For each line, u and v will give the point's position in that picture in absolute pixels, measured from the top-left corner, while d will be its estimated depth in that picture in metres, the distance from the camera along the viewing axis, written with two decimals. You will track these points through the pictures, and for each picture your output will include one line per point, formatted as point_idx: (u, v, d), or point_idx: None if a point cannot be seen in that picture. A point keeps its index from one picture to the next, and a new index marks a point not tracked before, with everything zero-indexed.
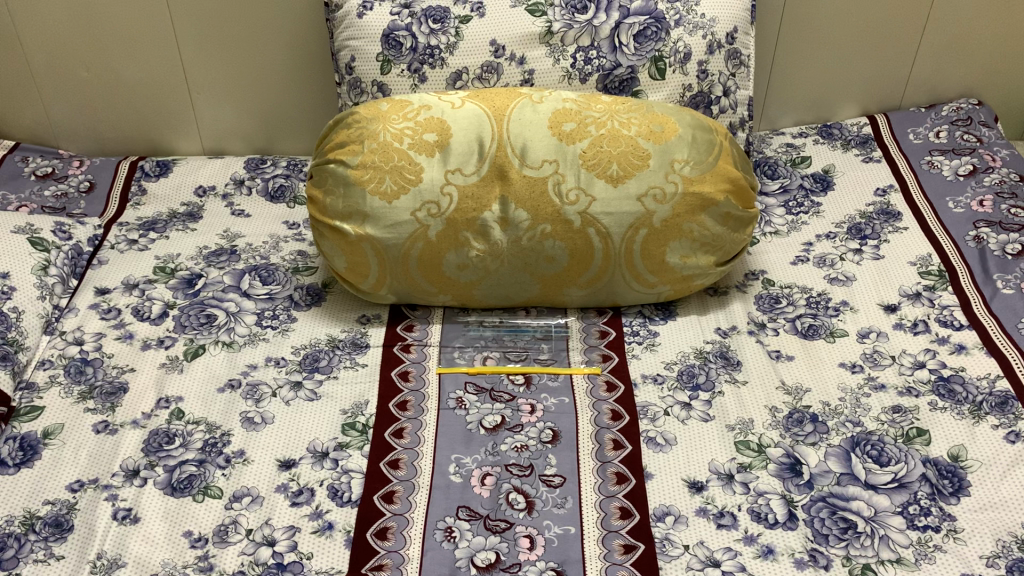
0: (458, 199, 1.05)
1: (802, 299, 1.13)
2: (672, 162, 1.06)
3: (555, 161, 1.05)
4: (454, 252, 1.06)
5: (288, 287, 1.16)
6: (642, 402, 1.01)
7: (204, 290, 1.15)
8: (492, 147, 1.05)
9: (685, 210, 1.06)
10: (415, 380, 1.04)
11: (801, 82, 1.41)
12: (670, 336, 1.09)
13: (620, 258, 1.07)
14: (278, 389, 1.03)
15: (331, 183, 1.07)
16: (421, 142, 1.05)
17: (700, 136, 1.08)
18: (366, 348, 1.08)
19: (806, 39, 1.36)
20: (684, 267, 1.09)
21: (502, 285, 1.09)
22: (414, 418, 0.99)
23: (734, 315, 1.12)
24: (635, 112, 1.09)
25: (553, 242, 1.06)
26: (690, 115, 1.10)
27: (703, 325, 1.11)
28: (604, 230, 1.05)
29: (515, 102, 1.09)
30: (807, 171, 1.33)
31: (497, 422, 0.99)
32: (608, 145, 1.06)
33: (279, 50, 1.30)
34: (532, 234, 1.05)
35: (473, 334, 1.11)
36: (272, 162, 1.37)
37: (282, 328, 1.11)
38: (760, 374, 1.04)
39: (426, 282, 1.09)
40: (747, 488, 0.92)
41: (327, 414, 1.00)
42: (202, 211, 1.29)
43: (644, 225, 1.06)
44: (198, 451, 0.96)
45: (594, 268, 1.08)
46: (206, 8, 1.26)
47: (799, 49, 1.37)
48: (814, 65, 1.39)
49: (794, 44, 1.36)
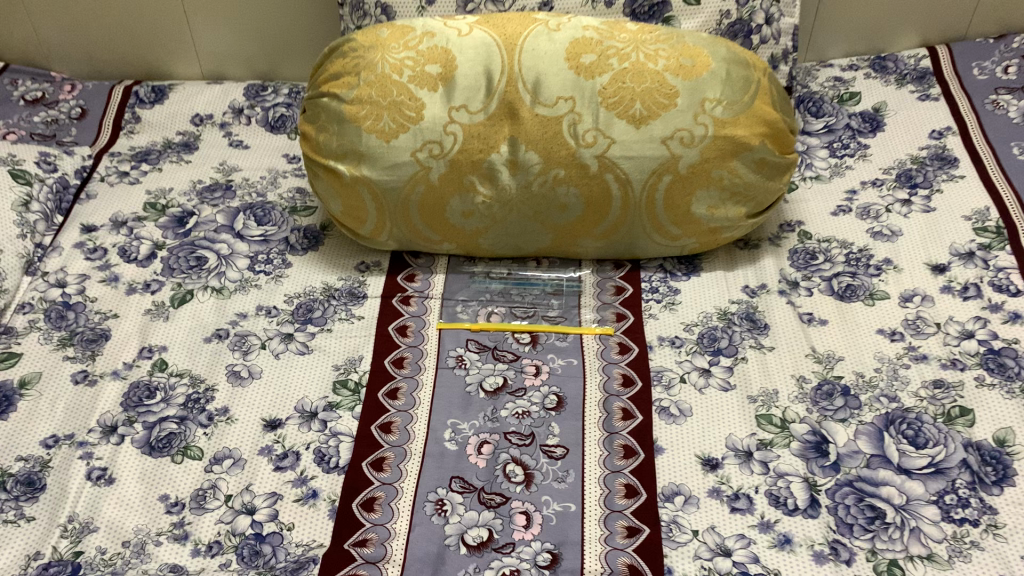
0: (463, 139, 0.96)
1: (840, 256, 1.03)
2: (702, 101, 0.95)
3: (570, 98, 0.95)
4: (458, 198, 0.98)
5: (285, 228, 1.09)
6: (657, 367, 0.93)
7: (195, 230, 1.08)
8: (501, 82, 0.95)
9: (714, 156, 0.96)
10: (413, 335, 0.97)
11: (855, 7, 1.27)
12: (692, 293, 1.00)
13: (640, 206, 0.98)
14: (267, 342, 0.96)
15: (324, 119, 0.97)
16: (422, 75, 0.95)
17: (735, 72, 0.96)
18: (362, 301, 1.01)
19: None
20: (710, 219, 0.99)
21: (511, 233, 1.02)
22: (410, 377, 0.93)
23: (764, 271, 1.02)
24: (663, 43, 0.97)
25: (566, 189, 0.97)
26: (726, 46, 0.98)
27: (729, 282, 1.01)
28: (623, 177, 0.96)
29: (529, 29, 0.98)
30: (856, 109, 1.21)
31: (498, 384, 0.92)
32: (631, 81, 0.95)
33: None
34: (543, 179, 0.97)
35: (479, 288, 1.03)
36: (273, 89, 1.28)
37: (275, 274, 1.03)
38: (789, 339, 0.95)
39: (428, 228, 1.01)
40: (766, 468, 0.84)
41: (317, 371, 0.93)
42: (198, 141, 1.21)
43: (667, 171, 0.96)
44: (179, 407, 0.90)
45: (610, 217, 0.99)
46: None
47: None
48: None
49: None
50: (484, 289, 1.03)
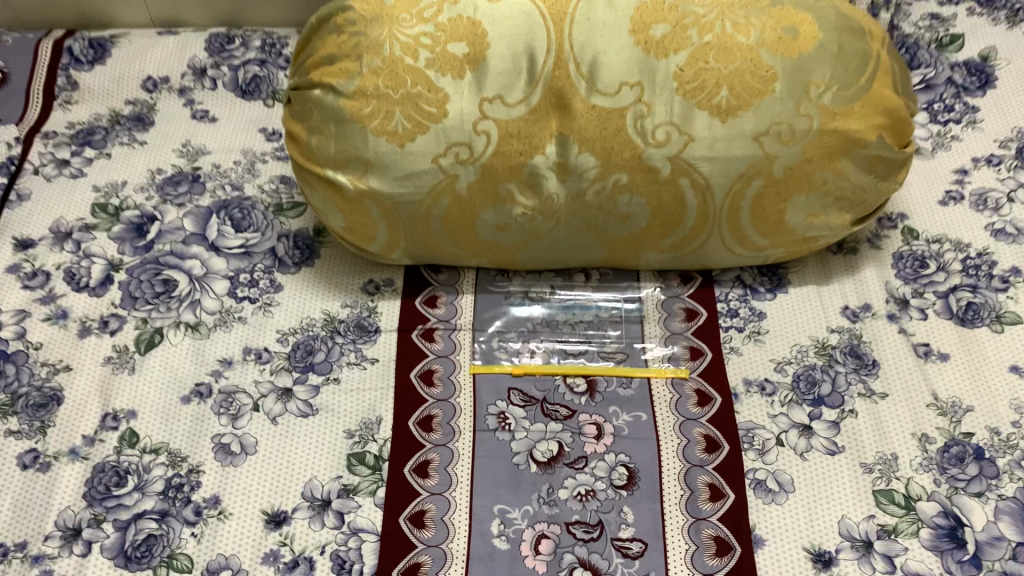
0: (499, 139, 0.74)
1: (955, 263, 0.84)
2: (807, 85, 0.73)
3: (638, 84, 0.73)
4: (491, 210, 0.78)
5: (270, 236, 0.88)
6: (746, 425, 0.76)
7: (159, 242, 0.87)
8: (548, 64, 0.73)
9: (819, 155, 0.75)
10: (442, 385, 0.78)
11: None
12: (780, 319, 0.82)
13: (720, 215, 0.79)
14: (260, 401, 0.77)
15: (317, 116, 0.75)
16: (444, 58, 0.72)
17: (849, 45, 0.74)
18: (374, 338, 0.81)
19: None
20: (806, 228, 0.80)
21: (557, 246, 0.82)
22: (443, 446, 0.75)
23: (866, 286, 0.83)
24: (755, 7, 0.74)
25: (628, 197, 0.77)
26: (834, 8, 0.76)
27: (825, 302, 0.83)
28: (702, 182, 0.76)
29: None
30: (959, 57, 0.99)
31: (553, 454, 0.74)
32: (716, 60, 0.73)
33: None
34: (600, 187, 0.77)
35: (517, 316, 0.84)
36: (241, 40, 1.04)
37: (263, 302, 0.83)
38: (904, 382, 0.77)
39: (453, 243, 0.81)
40: (891, 565, 0.68)
41: (327, 440, 0.75)
42: (153, 113, 0.98)
43: (758, 174, 0.76)
44: (157, 499, 0.72)
45: (682, 228, 0.80)
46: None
47: None
48: None
49: None
50: (524, 317, 0.83)
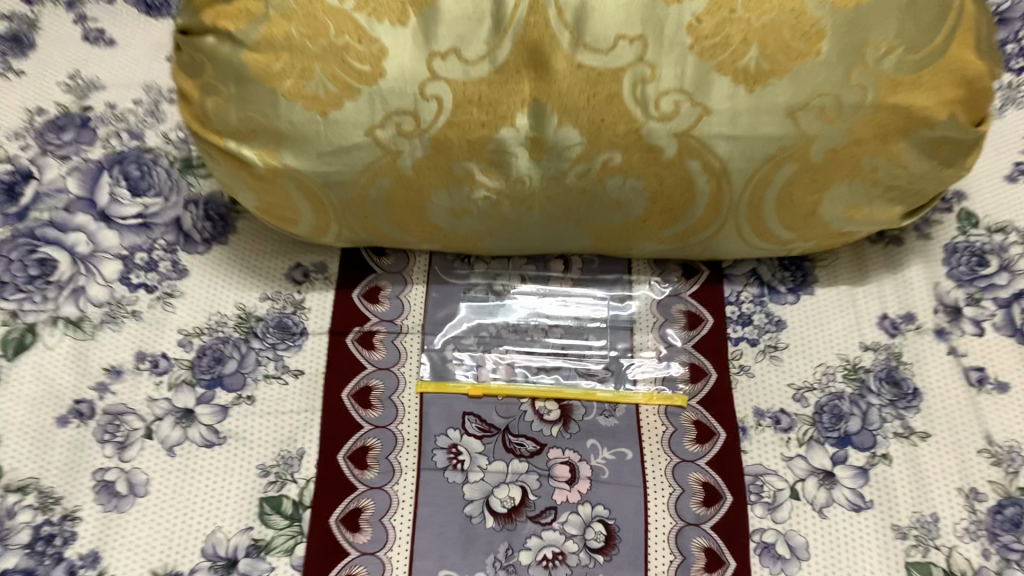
0: (453, 106, 0.57)
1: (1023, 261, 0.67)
2: (864, 46, 0.55)
3: (640, 39, 0.54)
4: (445, 191, 0.61)
5: (175, 202, 0.71)
6: (754, 471, 0.61)
7: (35, 208, 0.69)
8: (518, 9, 0.54)
9: (869, 135, 0.58)
10: (382, 409, 0.63)
11: None
12: (803, 330, 0.66)
13: (736, 205, 0.62)
14: (155, 426, 0.62)
15: (210, 71, 0.55)
16: None
17: None
18: (298, 345, 0.65)
19: None
20: (844, 221, 0.63)
21: (530, 232, 0.66)
22: (379, 490, 0.60)
23: (910, 289, 0.67)
24: None
25: (620, 180, 0.60)
26: None
27: (858, 309, 0.67)
28: (716, 165, 0.59)
29: None
30: None
31: (515, 504, 0.60)
32: (745, 7, 0.54)
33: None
34: (584, 167, 0.60)
35: (478, 317, 0.68)
36: None
37: (162, 292, 0.67)
38: (952, 420, 0.62)
39: (398, 227, 0.65)
40: None
41: (235, 479, 0.61)
42: (34, 33, 0.78)
43: (789, 158, 0.59)
44: (22, 556, 0.56)
45: (687, 218, 0.63)
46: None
47: None
48: None
49: None
50: (486, 319, 0.68)
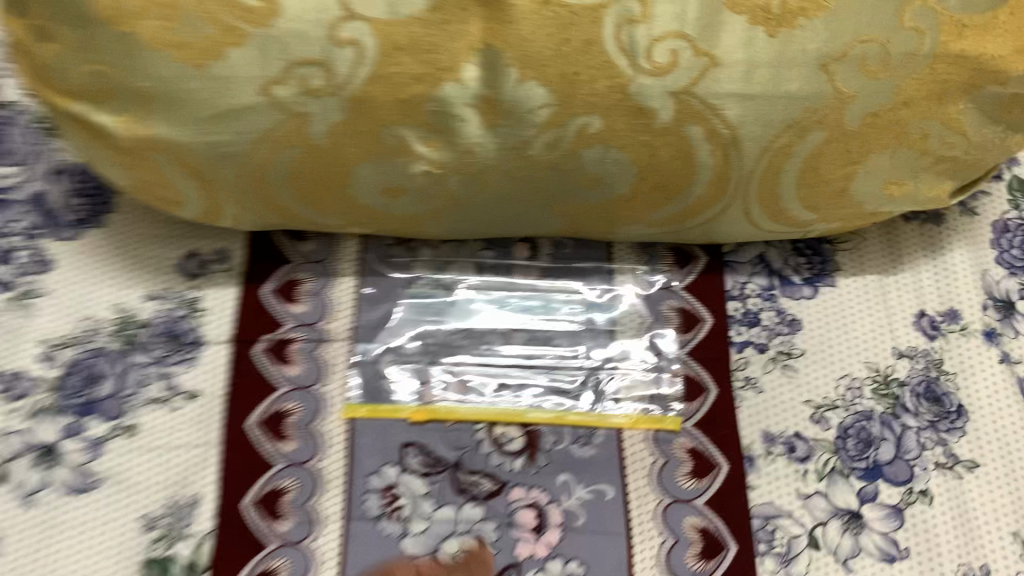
0: (378, 56, 0.42)
1: None
2: None
3: None
4: (372, 166, 0.47)
5: (38, 174, 0.56)
6: (763, 513, 0.49)
7: None
8: None
9: (921, 93, 0.45)
10: (299, 440, 0.50)
11: None
12: (822, 332, 0.54)
13: (746, 181, 0.49)
14: (7, 468, 0.48)
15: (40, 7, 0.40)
16: None
17: None
18: (192, 360, 0.52)
19: None
20: (879, 200, 0.50)
21: (486, 214, 0.52)
22: (293, 548, 0.48)
23: (953, 281, 0.55)
24: None
25: (599, 151, 0.47)
26: None
27: (889, 306, 0.54)
28: (724, 132, 0.46)
29: None
30: None
31: (465, 562, 0.48)
32: None
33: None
34: (553, 134, 0.46)
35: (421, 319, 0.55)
36: None
37: (19, 290, 0.53)
38: (1005, 448, 0.51)
39: (316, 211, 0.51)
40: None
41: (108, 537, 0.47)
42: None
43: (818, 123, 0.45)
44: None
45: (683, 197, 0.50)
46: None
47: None
48: None
49: None
50: (431, 320, 0.55)
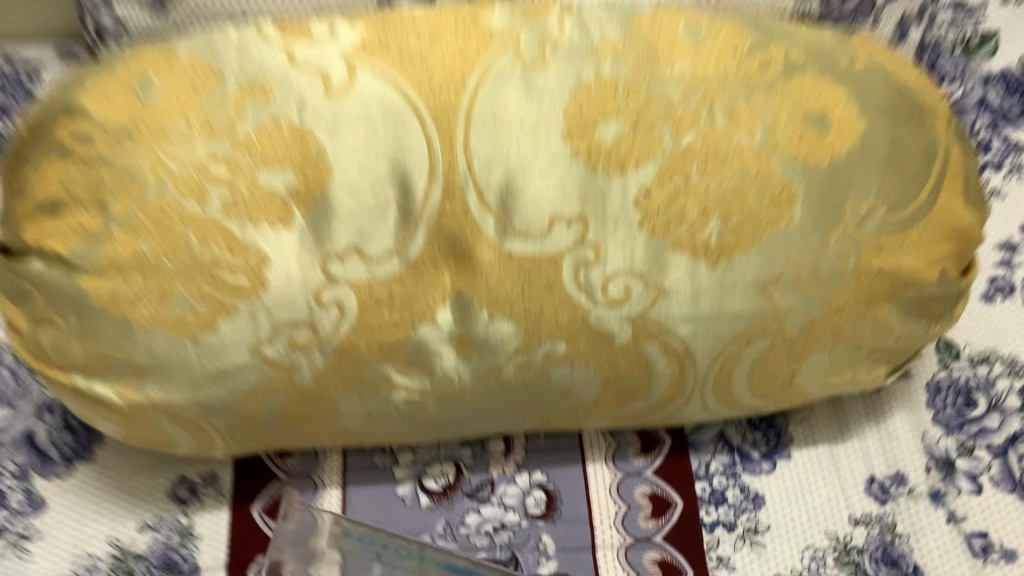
0: (359, 312, 0.46)
1: (1011, 397, 0.61)
2: (843, 207, 0.47)
3: (579, 219, 0.45)
4: (358, 399, 0.50)
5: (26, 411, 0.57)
6: None
7: None
8: (431, 195, 0.44)
9: (852, 302, 0.50)
10: None
11: None
12: (784, 506, 0.58)
13: (701, 382, 0.53)
14: None
15: (44, 304, 0.44)
16: (253, 195, 0.42)
17: (905, 140, 0.47)
18: None
19: None
20: (824, 389, 0.55)
21: (464, 423, 0.55)
22: None
23: (897, 444, 0.60)
24: (761, 79, 0.46)
25: (567, 369, 0.51)
26: (880, 72, 0.48)
27: (843, 473, 0.59)
28: (677, 347, 0.50)
29: (488, 57, 0.44)
30: (991, 67, 0.73)
31: None
32: (700, 174, 0.45)
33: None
34: (524, 363, 0.50)
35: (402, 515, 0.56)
36: None
37: (15, 537, 0.53)
38: None
39: (302, 436, 0.54)
40: None
41: None
42: None
43: (761, 334, 0.50)
44: None
45: (645, 397, 0.54)
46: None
47: None
48: None
49: None
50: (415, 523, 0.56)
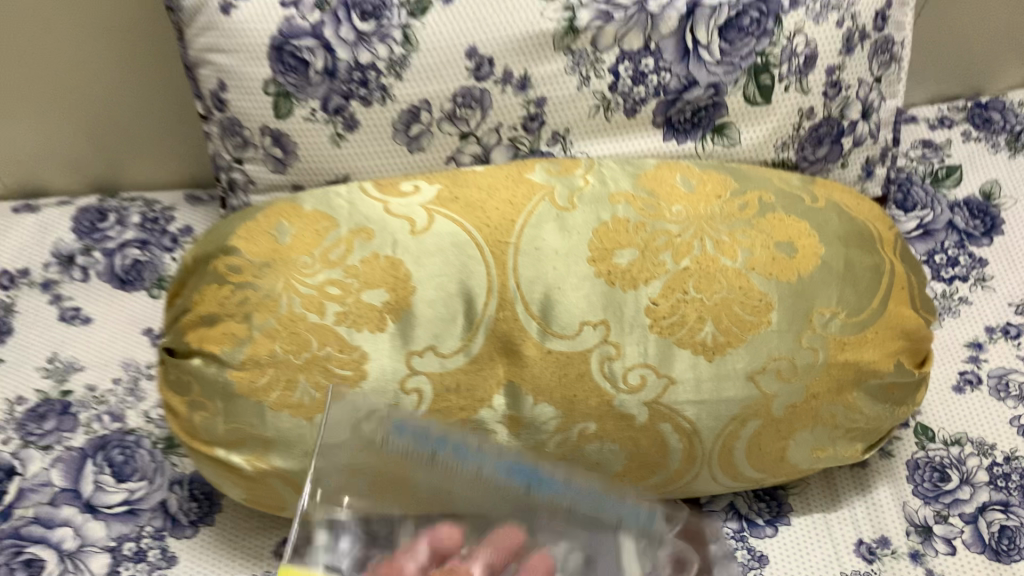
0: (434, 397, 0.59)
1: (980, 473, 0.71)
2: (811, 312, 0.60)
3: (603, 323, 0.59)
4: None
5: (161, 483, 0.72)
6: None
7: (19, 505, 0.69)
8: (489, 306, 0.58)
9: (825, 390, 0.61)
10: None
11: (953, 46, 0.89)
12: (786, 564, 0.68)
13: (708, 455, 0.64)
14: None
15: (198, 392, 0.58)
16: (359, 308, 0.57)
17: (857, 260, 0.61)
18: None
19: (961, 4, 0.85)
20: (813, 463, 0.66)
21: None
22: None
23: (881, 511, 0.70)
24: (740, 218, 0.61)
25: (597, 445, 0.62)
26: (836, 209, 0.63)
27: (836, 536, 0.69)
28: (686, 425, 0.62)
29: (532, 202, 0.60)
30: (957, 194, 0.87)
31: None
32: (696, 289, 0.59)
33: (83, 31, 0.73)
34: (562, 439, 0.61)
35: (454, 437, 0.58)
36: (116, 215, 0.86)
37: None
38: None
39: None
40: None
41: None
42: (10, 317, 0.80)
43: (755, 415, 0.62)
44: None
45: (664, 470, 0.65)
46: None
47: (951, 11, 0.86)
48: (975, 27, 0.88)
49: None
50: (464, 453, 0.58)
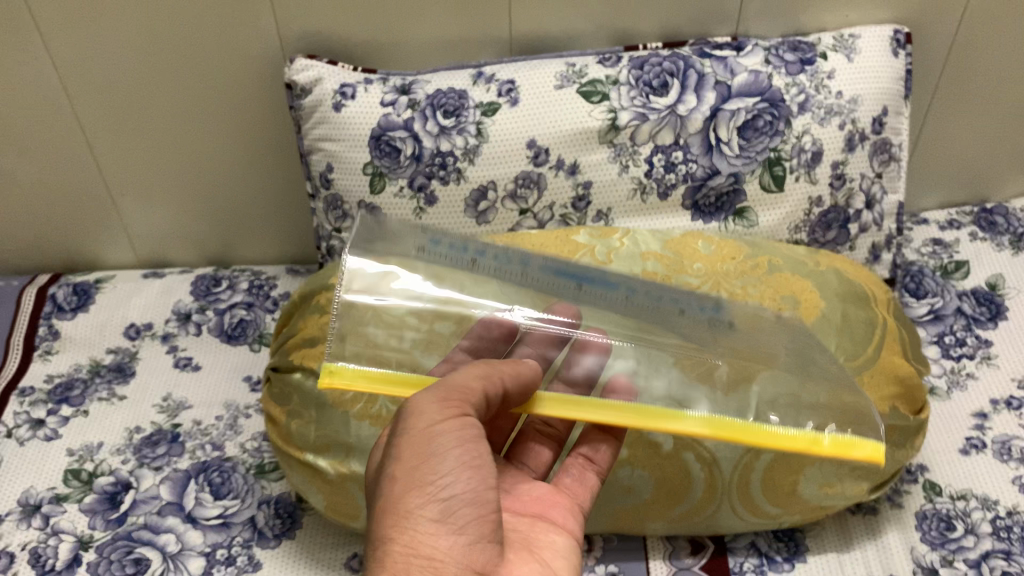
0: None
1: (985, 524, 0.77)
2: None
3: None
4: None
5: (250, 502, 0.82)
6: None
7: (132, 513, 0.80)
8: None
9: None
10: None
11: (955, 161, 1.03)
12: None
13: (728, 486, 0.73)
14: None
15: (298, 402, 0.71)
16: None
17: (852, 314, 0.72)
18: None
19: (958, 125, 0.99)
20: (823, 499, 0.74)
21: None
22: None
23: (890, 554, 0.77)
24: (751, 276, 0.73)
25: (629, 469, 0.72)
26: (835, 273, 0.75)
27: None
28: (707, 454, 0.72)
29: (575, 258, 0.73)
30: (966, 285, 0.97)
31: None
32: None
33: (219, 128, 0.92)
34: None
35: (488, 249, 0.65)
36: (228, 282, 1.04)
37: None
38: None
39: None
40: None
41: None
42: (134, 362, 0.95)
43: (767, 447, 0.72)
44: None
45: (689, 499, 0.73)
46: (96, 76, 0.86)
47: (951, 130, 1.00)
48: (972, 145, 1.01)
49: (951, 118, 0.98)
50: (500, 261, 0.64)
